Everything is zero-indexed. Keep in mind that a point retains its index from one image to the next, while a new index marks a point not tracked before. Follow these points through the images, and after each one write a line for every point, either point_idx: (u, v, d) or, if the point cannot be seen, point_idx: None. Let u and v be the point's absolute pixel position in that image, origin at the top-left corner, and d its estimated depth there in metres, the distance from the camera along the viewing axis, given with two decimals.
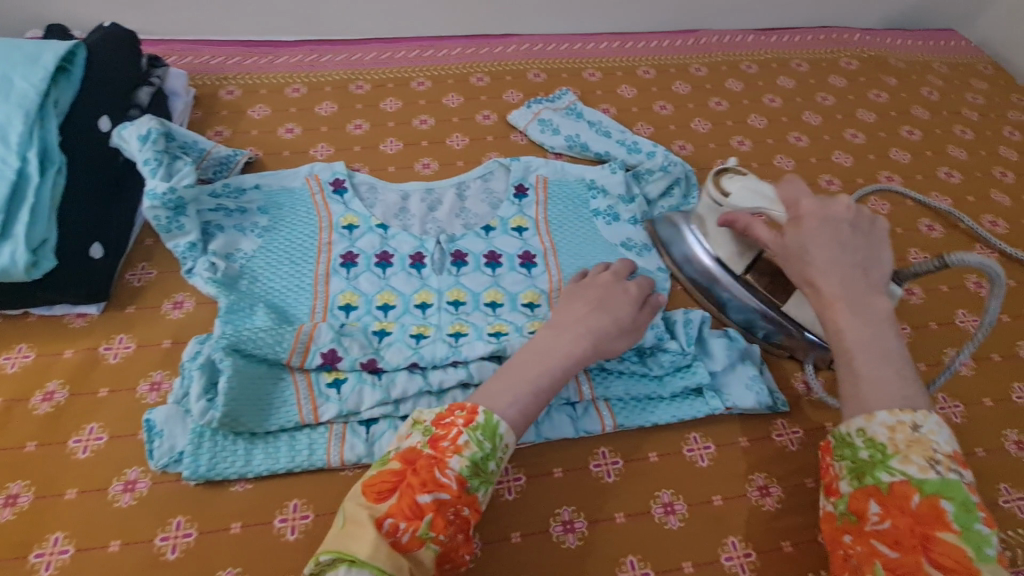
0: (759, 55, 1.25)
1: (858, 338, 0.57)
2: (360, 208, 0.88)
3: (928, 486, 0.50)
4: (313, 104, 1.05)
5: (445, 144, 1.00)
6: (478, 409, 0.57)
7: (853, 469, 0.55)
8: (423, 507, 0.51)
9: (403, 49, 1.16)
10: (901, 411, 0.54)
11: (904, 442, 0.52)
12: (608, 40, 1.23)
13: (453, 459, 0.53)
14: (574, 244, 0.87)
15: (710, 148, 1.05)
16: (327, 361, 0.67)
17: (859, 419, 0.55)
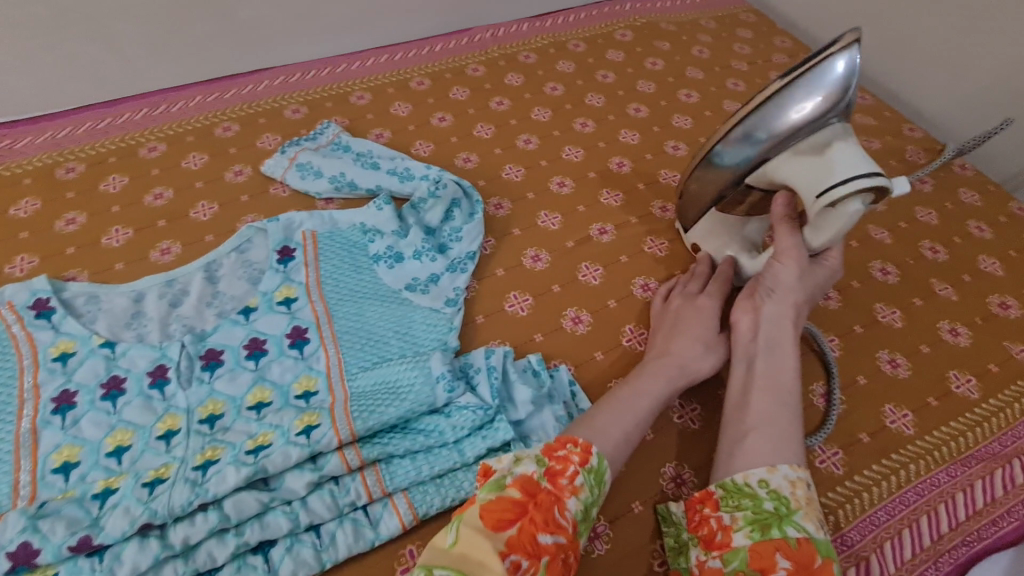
0: (537, 41, 1.20)
1: (780, 371, 0.63)
2: (75, 328, 0.71)
3: (823, 547, 0.52)
4: (6, 206, 0.84)
5: (189, 220, 0.85)
6: (592, 449, 0.56)
7: (755, 520, 0.54)
8: (543, 546, 0.47)
9: (125, 112, 0.98)
10: (797, 468, 0.57)
11: (803, 498, 0.55)
12: (373, 56, 1.12)
13: (571, 500, 0.51)
14: (356, 302, 0.75)
15: (497, 153, 0.98)
16: (18, 563, 0.51)
17: (761, 470, 0.57)
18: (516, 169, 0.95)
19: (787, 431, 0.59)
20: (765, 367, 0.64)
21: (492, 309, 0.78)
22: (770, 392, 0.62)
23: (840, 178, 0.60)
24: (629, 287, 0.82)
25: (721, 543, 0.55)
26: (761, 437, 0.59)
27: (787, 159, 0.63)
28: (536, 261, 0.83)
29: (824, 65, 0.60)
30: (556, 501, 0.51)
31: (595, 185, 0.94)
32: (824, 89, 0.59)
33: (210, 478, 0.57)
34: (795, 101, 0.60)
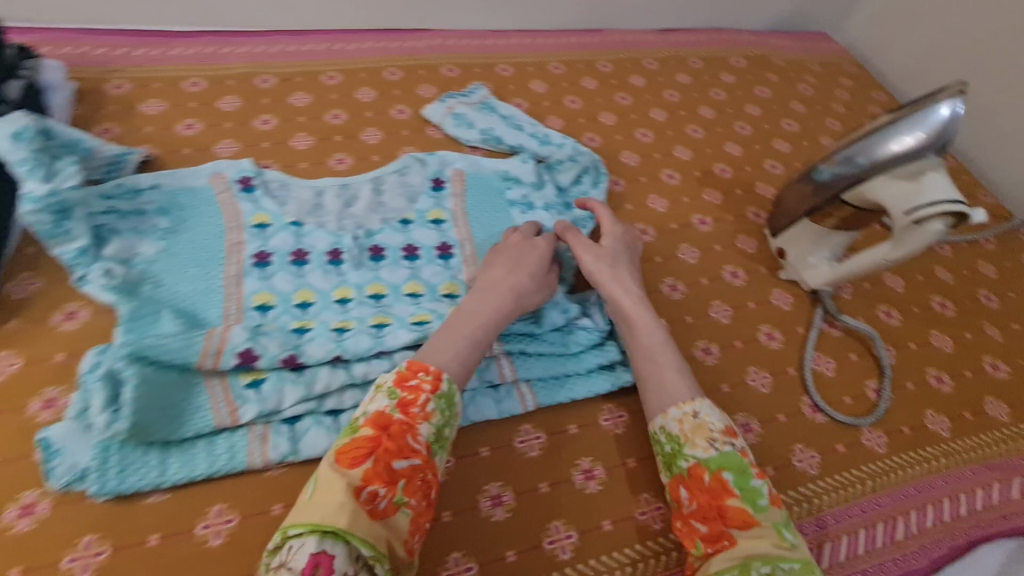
0: (660, 53, 1.34)
1: (643, 337, 0.72)
2: (269, 206, 0.86)
3: (712, 464, 0.62)
4: (215, 99, 0.99)
5: (359, 140, 1.00)
6: (443, 375, 0.62)
7: (665, 462, 0.67)
8: (398, 472, 0.55)
9: (310, 42, 1.13)
10: (684, 406, 0.67)
11: (689, 430, 0.65)
12: (518, 37, 1.27)
13: (423, 425, 0.58)
14: (492, 235, 0.89)
15: (617, 139, 1.11)
16: (244, 362, 0.66)
17: (659, 417, 0.68)
18: (632, 156, 1.09)
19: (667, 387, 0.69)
20: (631, 336, 0.73)
21: None
22: (643, 351, 0.72)
23: (926, 201, 0.72)
24: (720, 270, 0.94)
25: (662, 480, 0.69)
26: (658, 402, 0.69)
27: (883, 182, 0.75)
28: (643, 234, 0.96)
29: (929, 110, 0.72)
30: (407, 429, 0.58)
31: (699, 182, 1.07)
32: (927, 126, 0.72)
33: (383, 336, 0.72)
34: (899, 134, 0.73)
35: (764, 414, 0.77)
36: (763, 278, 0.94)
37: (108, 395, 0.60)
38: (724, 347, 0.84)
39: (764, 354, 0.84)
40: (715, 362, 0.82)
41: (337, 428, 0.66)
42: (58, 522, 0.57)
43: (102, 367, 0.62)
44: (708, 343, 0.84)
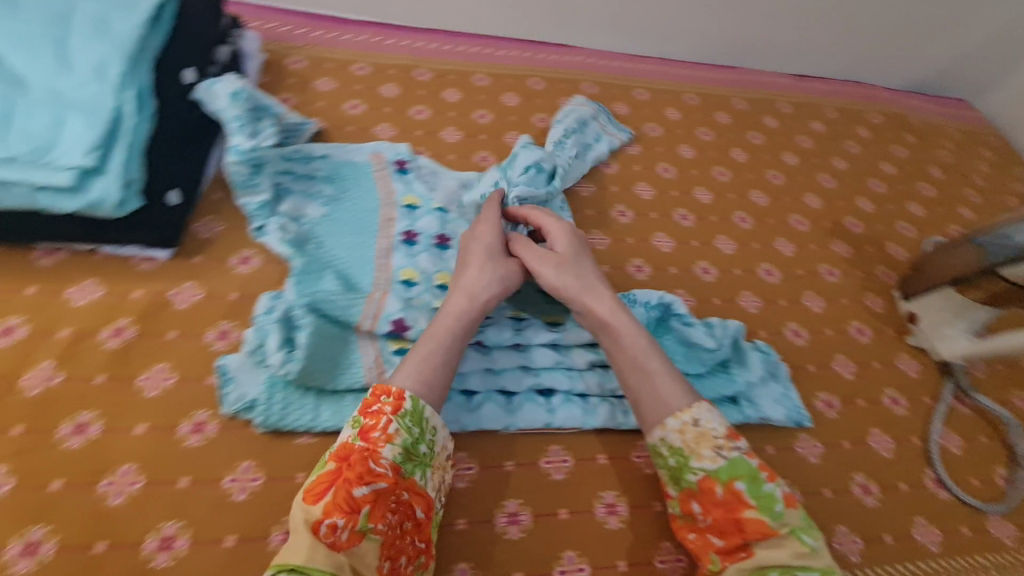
0: (796, 97, 1.33)
1: (625, 342, 0.66)
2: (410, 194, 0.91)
3: (723, 474, 0.58)
4: (377, 85, 1.07)
5: (502, 142, 1.05)
6: (405, 394, 0.58)
7: (671, 475, 0.62)
8: (358, 500, 0.51)
9: (464, 43, 1.19)
10: (681, 413, 0.61)
11: (693, 441, 0.60)
12: (657, 64, 1.29)
13: (385, 447, 0.54)
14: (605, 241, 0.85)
15: (747, 176, 1.11)
16: (396, 330, 0.70)
17: (658, 431, 0.62)
18: (762, 196, 1.08)
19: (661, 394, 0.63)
20: (614, 346, 0.67)
21: (728, 296, 0.90)
22: (630, 359, 0.65)
23: None
24: (846, 325, 0.91)
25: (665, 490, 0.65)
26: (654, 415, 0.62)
27: None
28: (768, 274, 0.95)
29: None
30: (369, 455, 0.54)
31: (828, 233, 1.05)
32: None
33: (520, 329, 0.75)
34: None
35: (886, 479, 0.75)
36: (891, 341, 0.91)
37: (283, 338, 0.66)
38: (846, 402, 0.82)
39: (886, 418, 0.82)
40: (836, 417, 0.80)
41: (470, 407, 0.70)
42: (224, 444, 0.62)
43: (280, 311, 0.68)
44: (830, 396, 0.82)
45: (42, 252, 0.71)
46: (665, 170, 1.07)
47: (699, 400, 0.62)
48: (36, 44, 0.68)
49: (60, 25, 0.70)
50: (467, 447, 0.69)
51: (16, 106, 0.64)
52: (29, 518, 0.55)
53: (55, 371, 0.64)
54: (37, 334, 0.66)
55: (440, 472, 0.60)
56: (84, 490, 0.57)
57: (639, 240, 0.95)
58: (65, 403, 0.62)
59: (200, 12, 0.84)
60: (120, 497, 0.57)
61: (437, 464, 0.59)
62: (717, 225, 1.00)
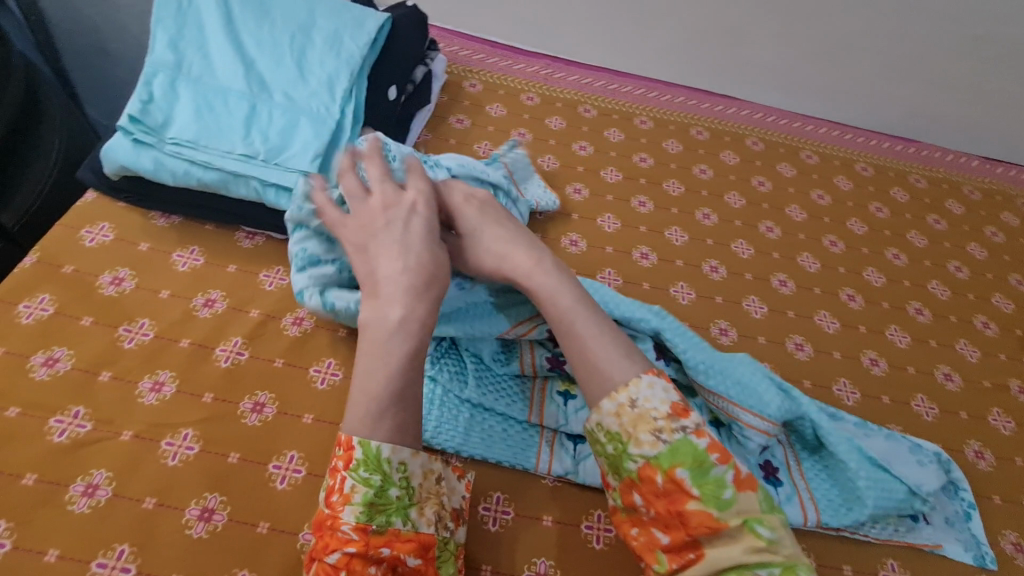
0: (985, 183, 1.19)
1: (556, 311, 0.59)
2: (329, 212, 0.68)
3: (664, 460, 0.50)
4: (544, 117, 1.09)
5: (662, 188, 1.02)
6: (352, 443, 0.52)
7: (612, 466, 0.54)
8: (332, 566, 0.49)
9: (630, 86, 1.19)
10: (618, 393, 0.53)
11: (631, 424, 0.52)
12: (828, 128, 1.22)
13: (346, 509, 0.51)
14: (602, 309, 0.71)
15: (925, 265, 1.01)
16: (554, 366, 0.69)
17: (595, 414, 0.54)
18: (941, 288, 0.97)
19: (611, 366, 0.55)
20: (547, 310, 0.59)
21: (898, 396, 0.81)
22: (562, 326, 0.58)
23: None
24: None
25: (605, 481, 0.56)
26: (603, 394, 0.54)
27: None
28: (947, 379, 0.85)
29: None
30: (334, 520, 0.51)
31: (1020, 343, 0.92)
32: None
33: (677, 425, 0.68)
34: None
35: None
36: None
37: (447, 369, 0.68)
38: None
39: None
40: None
41: None
42: None
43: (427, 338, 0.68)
44: (1019, 539, 0.71)
45: (244, 235, 0.78)
46: (832, 243, 1.00)
47: (642, 372, 0.54)
48: (279, 53, 0.75)
49: (301, 37, 0.78)
50: (606, 506, 0.65)
51: (259, 108, 0.71)
52: (208, 484, 0.59)
53: (243, 347, 0.69)
54: (232, 310, 0.72)
55: (431, 500, 0.56)
56: (255, 467, 0.61)
57: (800, 315, 0.88)
58: (247, 380, 0.67)
59: (409, 35, 0.91)
60: (284, 482, 0.60)
61: (418, 501, 0.55)
62: (888, 313, 0.91)
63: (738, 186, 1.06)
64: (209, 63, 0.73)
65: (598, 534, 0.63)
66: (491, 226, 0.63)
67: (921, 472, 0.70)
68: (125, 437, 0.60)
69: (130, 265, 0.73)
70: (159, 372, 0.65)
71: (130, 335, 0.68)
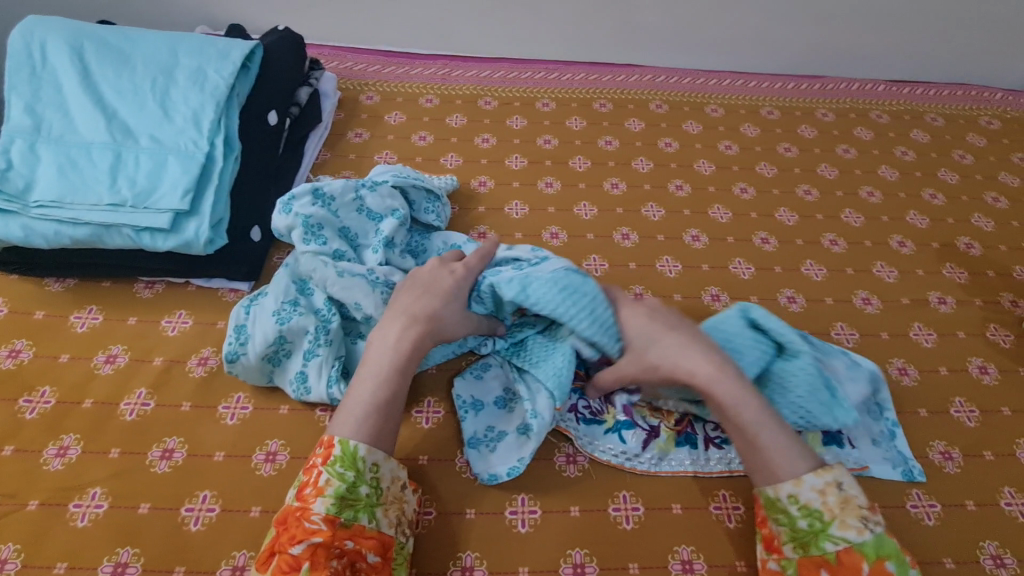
0: (892, 105, 1.20)
1: (735, 405, 0.59)
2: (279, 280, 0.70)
3: (868, 549, 0.52)
4: (444, 116, 1.09)
5: (568, 166, 1.02)
6: (336, 440, 0.56)
7: (795, 537, 0.56)
8: (297, 559, 0.50)
9: (528, 71, 1.19)
10: (824, 472, 0.56)
11: (836, 506, 0.54)
12: (731, 78, 1.22)
13: (318, 502, 0.53)
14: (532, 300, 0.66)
15: (837, 195, 1.01)
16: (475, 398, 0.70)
17: (788, 485, 0.56)
18: (855, 216, 0.98)
19: (784, 447, 0.57)
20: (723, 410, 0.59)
21: (818, 329, 0.82)
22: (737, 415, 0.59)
23: None
24: (965, 362, 0.80)
25: (773, 549, 0.58)
26: (777, 463, 0.57)
27: None
28: (866, 303, 0.85)
29: None
30: (302, 514, 0.53)
31: (937, 256, 0.93)
32: None
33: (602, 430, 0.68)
34: None
35: None
36: None
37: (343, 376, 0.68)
38: (970, 454, 0.71)
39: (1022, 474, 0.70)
40: (956, 472, 0.69)
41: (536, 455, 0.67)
42: (292, 474, 0.64)
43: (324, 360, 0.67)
44: (947, 447, 0.71)
45: (142, 285, 0.78)
46: (742, 190, 1.01)
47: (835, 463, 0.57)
48: (142, 97, 0.75)
49: (162, 77, 0.78)
50: (530, 489, 0.65)
51: (125, 155, 0.71)
52: (120, 539, 0.59)
53: (147, 397, 0.68)
54: (135, 361, 0.71)
55: (396, 505, 0.57)
56: (167, 514, 0.60)
57: (716, 267, 0.89)
58: (154, 428, 0.66)
59: (282, 58, 0.91)
60: (198, 523, 0.60)
61: (387, 500, 0.56)
62: (803, 249, 0.92)
63: (645, 151, 1.06)
64: (70, 119, 0.73)
65: (523, 517, 0.63)
66: (670, 333, 0.63)
67: (847, 387, 0.71)
68: (31, 507, 0.60)
69: (27, 335, 0.72)
70: (63, 437, 0.65)
71: (31, 405, 0.67)
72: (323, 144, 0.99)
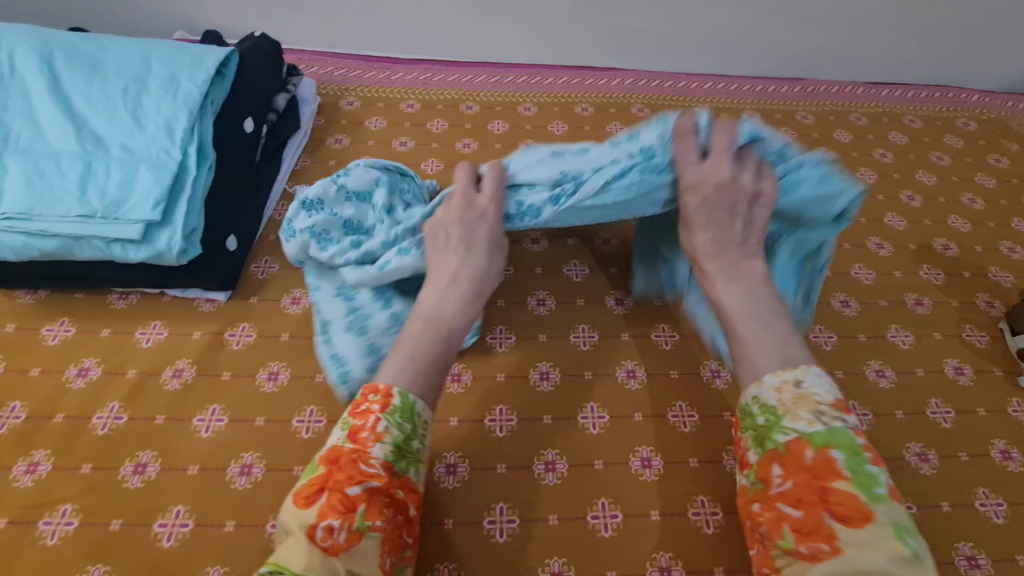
0: (870, 108, 1.21)
1: (736, 296, 0.60)
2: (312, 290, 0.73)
3: (819, 439, 0.50)
4: (425, 121, 1.08)
5: None
6: (393, 391, 0.56)
7: (755, 438, 0.54)
8: (353, 498, 0.50)
9: (510, 75, 1.19)
10: (785, 370, 0.54)
11: (791, 400, 0.53)
12: (712, 81, 1.23)
13: (375, 447, 0.53)
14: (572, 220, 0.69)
15: None
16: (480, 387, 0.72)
17: (753, 386, 0.55)
18: None
19: (767, 341, 0.57)
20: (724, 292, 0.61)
21: None
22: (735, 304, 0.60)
23: None
24: (942, 364, 0.81)
25: (743, 460, 0.56)
26: (756, 354, 0.56)
27: None
28: (845, 305, 0.86)
29: None
30: (359, 456, 0.52)
31: (914, 258, 0.94)
32: None
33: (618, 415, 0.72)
34: None
35: (1000, 551, 0.65)
36: (998, 384, 0.79)
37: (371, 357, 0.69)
38: (946, 455, 0.72)
39: (996, 475, 0.71)
40: (932, 474, 0.70)
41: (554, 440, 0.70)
42: (268, 487, 0.63)
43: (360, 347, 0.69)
44: (924, 448, 0.72)
45: (116, 296, 0.77)
46: None
47: (806, 363, 0.55)
48: (112, 106, 0.74)
49: (134, 85, 0.77)
50: (509, 498, 0.65)
51: (94, 165, 0.70)
52: (90, 557, 0.58)
53: (120, 411, 0.67)
54: (108, 374, 0.70)
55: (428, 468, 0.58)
56: (139, 530, 0.60)
57: None
58: (127, 443, 0.65)
59: (258, 64, 0.90)
60: (171, 539, 0.59)
61: (425, 460, 0.58)
62: None
63: None
64: (38, 129, 0.71)
65: (501, 526, 0.63)
66: (703, 226, 0.63)
67: None
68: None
69: None
70: (33, 453, 0.64)
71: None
72: (301, 151, 0.98)
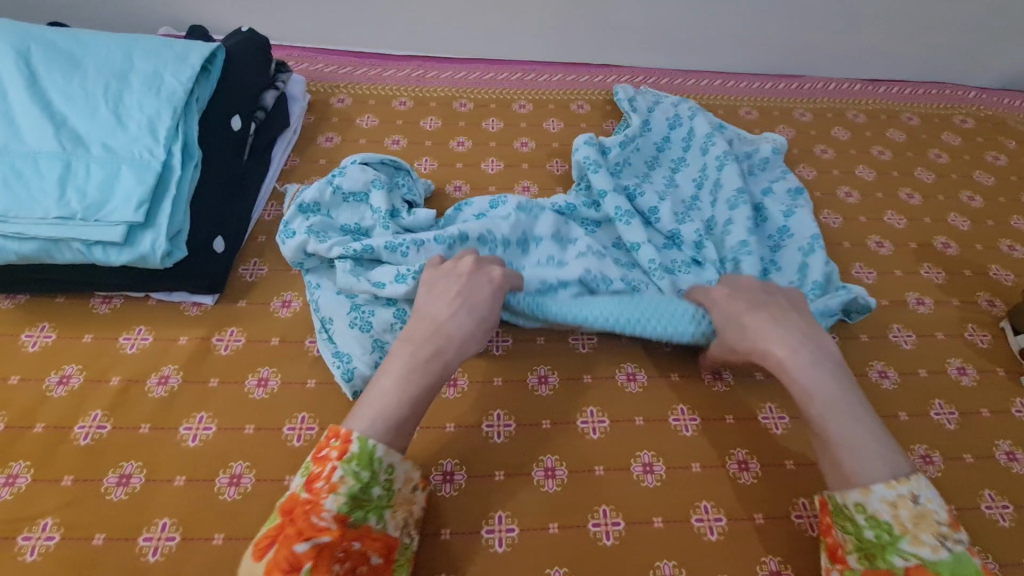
0: (869, 105, 1.20)
1: (814, 382, 0.58)
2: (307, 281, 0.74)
3: (943, 567, 0.49)
4: (418, 119, 1.06)
5: (546, 169, 1.00)
6: (353, 437, 0.54)
7: (861, 547, 0.53)
8: (299, 557, 0.48)
9: (505, 72, 1.17)
10: (899, 483, 0.53)
11: (909, 521, 0.51)
12: (709, 79, 1.22)
13: (329, 499, 0.51)
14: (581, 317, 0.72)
15: (816, 196, 1.01)
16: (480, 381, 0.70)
17: (856, 493, 0.54)
18: (834, 217, 0.98)
19: (864, 443, 0.55)
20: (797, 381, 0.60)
21: None
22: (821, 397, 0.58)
23: None
24: (945, 364, 0.80)
25: (836, 555, 0.55)
26: (852, 458, 0.55)
27: None
28: None
29: None
30: (312, 508, 0.51)
31: (914, 257, 0.93)
32: None
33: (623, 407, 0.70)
34: None
35: (1007, 555, 0.64)
36: (1001, 384, 0.78)
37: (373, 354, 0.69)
38: (951, 457, 0.71)
39: (1002, 477, 0.70)
40: (937, 477, 0.69)
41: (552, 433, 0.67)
42: (258, 498, 0.61)
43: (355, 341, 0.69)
44: (928, 451, 0.71)
45: (99, 300, 0.74)
46: None
47: (915, 473, 0.54)
48: (93, 103, 0.72)
49: (115, 81, 0.74)
50: (507, 506, 0.63)
51: (74, 165, 0.67)
52: (71, 574, 0.55)
53: (103, 420, 0.65)
54: (90, 382, 0.68)
55: (404, 507, 0.56)
56: (123, 544, 0.57)
57: None
58: (110, 453, 0.63)
59: (245, 60, 0.88)
60: (157, 553, 0.57)
61: (397, 501, 0.55)
62: None
63: None
64: (14, 127, 0.69)
65: (499, 535, 0.61)
66: (752, 313, 0.65)
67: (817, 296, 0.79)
68: None
69: None
70: (11, 465, 0.61)
71: None
72: (290, 149, 0.96)
